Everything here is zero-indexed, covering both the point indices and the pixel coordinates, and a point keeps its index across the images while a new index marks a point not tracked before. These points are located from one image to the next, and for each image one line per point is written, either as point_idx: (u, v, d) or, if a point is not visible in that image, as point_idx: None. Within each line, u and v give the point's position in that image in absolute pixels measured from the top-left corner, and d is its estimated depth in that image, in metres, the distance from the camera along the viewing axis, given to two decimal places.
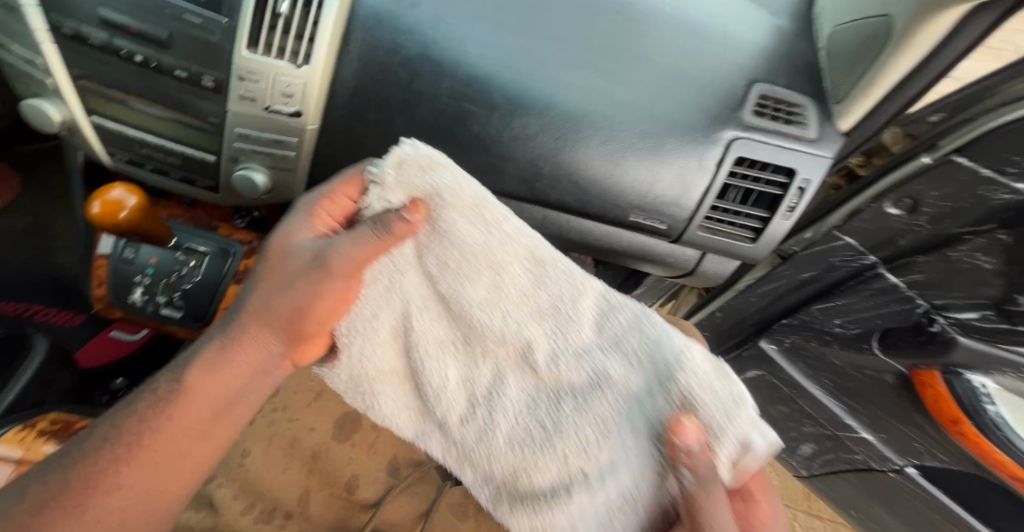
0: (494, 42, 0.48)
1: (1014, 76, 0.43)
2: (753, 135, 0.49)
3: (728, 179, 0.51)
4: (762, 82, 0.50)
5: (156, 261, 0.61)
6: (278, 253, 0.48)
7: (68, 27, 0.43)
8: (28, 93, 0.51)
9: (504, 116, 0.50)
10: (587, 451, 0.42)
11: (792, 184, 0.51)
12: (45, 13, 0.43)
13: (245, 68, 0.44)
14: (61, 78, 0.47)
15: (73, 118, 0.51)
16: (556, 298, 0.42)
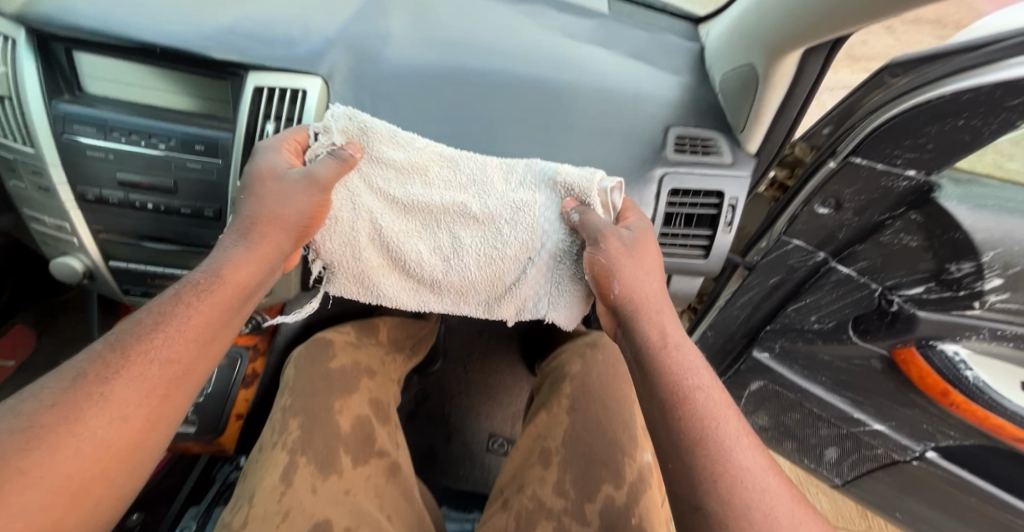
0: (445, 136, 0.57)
1: (872, 89, 0.53)
2: (679, 168, 0.58)
3: (668, 208, 0.59)
4: (676, 126, 0.59)
5: None
6: (268, 181, 0.47)
7: (92, 195, 0.52)
8: (54, 254, 0.58)
9: None
10: (526, 267, 0.58)
11: (725, 203, 0.58)
12: (72, 187, 0.51)
13: None
14: (86, 236, 0.55)
15: (94, 266, 0.57)
16: (464, 171, 0.56)
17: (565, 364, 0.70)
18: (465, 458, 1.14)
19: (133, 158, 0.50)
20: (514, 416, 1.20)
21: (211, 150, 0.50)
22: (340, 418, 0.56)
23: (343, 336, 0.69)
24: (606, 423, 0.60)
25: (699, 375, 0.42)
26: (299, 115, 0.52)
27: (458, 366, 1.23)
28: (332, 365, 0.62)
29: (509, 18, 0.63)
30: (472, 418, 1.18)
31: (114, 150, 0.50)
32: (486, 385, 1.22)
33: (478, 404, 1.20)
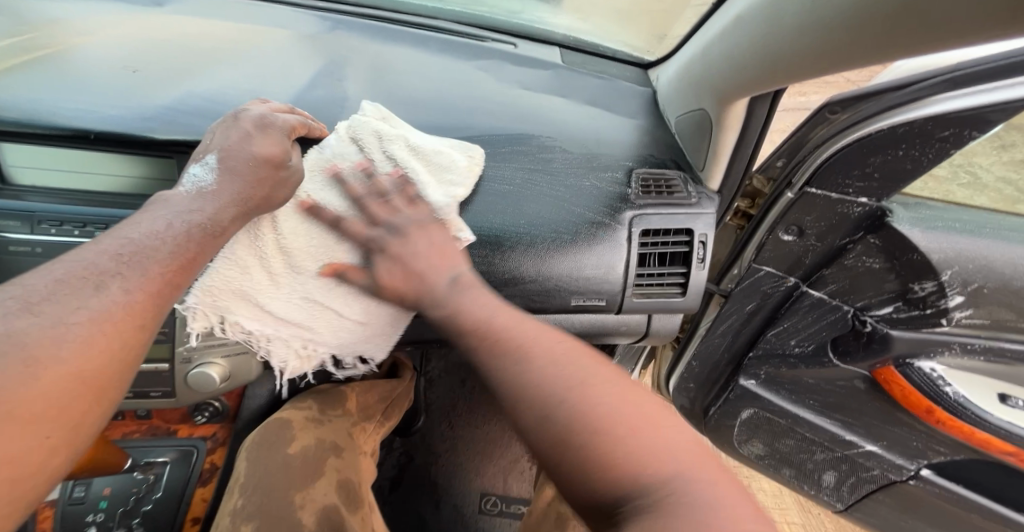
0: None
1: (814, 126, 0.54)
2: (645, 211, 0.57)
3: (641, 250, 0.58)
4: (638, 167, 0.59)
5: (111, 490, 0.62)
6: (274, 149, 0.46)
7: None
8: None
9: None
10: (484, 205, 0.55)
11: (695, 240, 0.57)
12: None
13: None
14: None
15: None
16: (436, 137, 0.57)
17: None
18: (457, 522, 1.07)
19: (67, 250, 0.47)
20: (504, 469, 1.16)
21: None
22: (301, 512, 0.54)
23: (303, 414, 0.67)
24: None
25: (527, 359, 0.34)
26: None
27: (442, 421, 1.21)
28: (291, 450, 0.61)
29: (465, 75, 0.63)
30: (460, 476, 1.13)
31: (41, 243, 0.46)
32: (475, 439, 1.19)
33: (465, 460, 1.16)
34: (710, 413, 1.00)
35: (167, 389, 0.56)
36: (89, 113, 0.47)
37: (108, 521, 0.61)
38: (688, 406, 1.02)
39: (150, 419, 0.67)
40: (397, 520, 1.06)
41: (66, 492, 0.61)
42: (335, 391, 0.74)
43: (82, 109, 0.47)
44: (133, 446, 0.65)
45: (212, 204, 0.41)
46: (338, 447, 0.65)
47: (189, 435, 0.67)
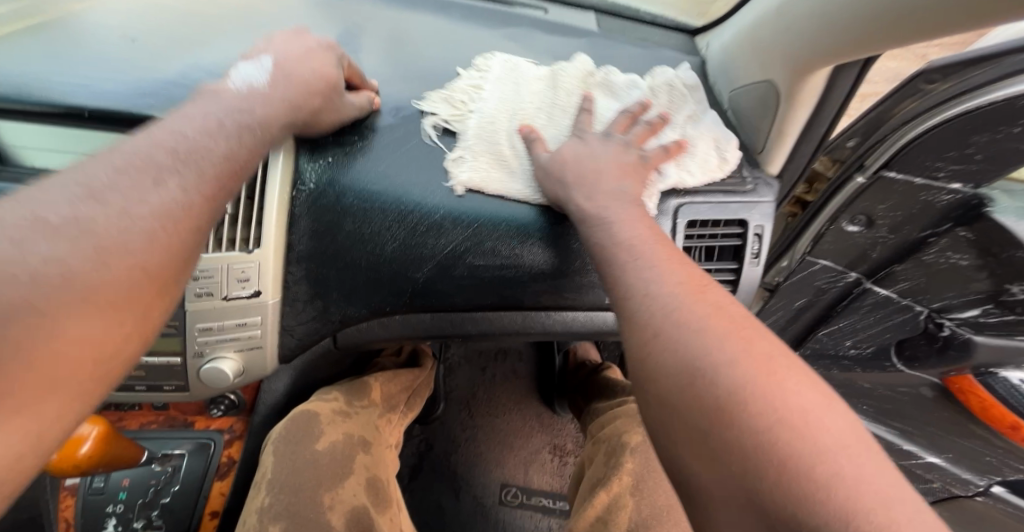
0: (419, 170, 0.51)
1: None
2: (695, 198, 0.50)
3: (687, 242, 0.51)
4: (687, 148, 0.52)
5: (129, 482, 0.60)
6: (329, 69, 0.44)
7: None
8: None
9: (451, 232, 0.51)
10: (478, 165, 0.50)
11: (749, 233, 0.51)
12: None
13: (199, 268, 0.46)
14: None
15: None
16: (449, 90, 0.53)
17: (622, 431, 0.60)
18: (478, 513, 1.05)
19: None
20: (527, 460, 1.12)
21: None
22: (331, 514, 0.50)
23: (331, 405, 0.61)
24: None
25: (722, 353, 0.31)
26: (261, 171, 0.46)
27: (462, 409, 1.17)
28: (319, 447, 0.56)
29: (490, 45, 0.58)
30: (481, 466, 1.10)
31: None
32: (495, 429, 1.15)
33: (485, 450, 1.12)
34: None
35: (180, 383, 0.53)
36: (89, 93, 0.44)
37: (127, 513, 0.60)
38: None
39: (167, 410, 0.64)
40: (417, 511, 1.04)
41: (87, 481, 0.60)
42: (358, 383, 0.68)
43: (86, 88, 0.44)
44: (149, 437, 0.63)
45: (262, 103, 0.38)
46: (367, 442, 0.60)
47: (204, 427, 0.64)
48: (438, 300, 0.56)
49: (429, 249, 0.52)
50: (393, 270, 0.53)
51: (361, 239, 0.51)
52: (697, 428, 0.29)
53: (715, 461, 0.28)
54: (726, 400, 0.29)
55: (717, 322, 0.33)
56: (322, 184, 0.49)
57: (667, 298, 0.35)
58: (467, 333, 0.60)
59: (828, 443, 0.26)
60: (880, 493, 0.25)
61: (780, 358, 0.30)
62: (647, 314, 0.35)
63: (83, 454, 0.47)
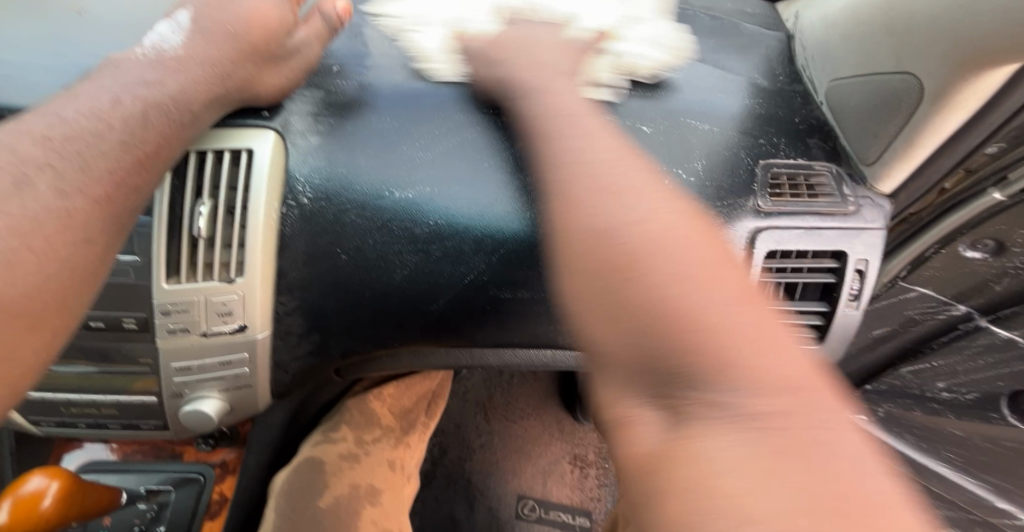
0: (428, 176, 0.42)
1: None
2: (779, 222, 0.42)
3: (764, 277, 0.43)
4: (774, 159, 0.43)
5: (112, 519, 0.52)
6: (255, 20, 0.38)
7: None
8: None
9: (468, 256, 0.43)
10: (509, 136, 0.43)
11: (847, 268, 0.43)
12: None
13: (171, 302, 0.37)
14: None
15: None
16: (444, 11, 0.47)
17: None
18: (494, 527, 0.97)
19: None
20: (545, 471, 1.04)
21: (125, 242, 0.36)
22: None
23: (338, 448, 0.59)
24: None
25: (687, 257, 0.23)
26: (243, 183, 0.37)
27: (477, 412, 1.09)
28: (322, 504, 0.53)
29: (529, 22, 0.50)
30: (497, 475, 1.02)
31: None
32: (511, 436, 1.07)
33: (503, 458, 1.04)
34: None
35: (160, 423, 0.45)
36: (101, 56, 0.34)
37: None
38: None
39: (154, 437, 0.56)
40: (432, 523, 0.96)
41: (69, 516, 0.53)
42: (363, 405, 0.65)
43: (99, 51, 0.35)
44: (133, 469, 0.54)
45: (177, 78, 0.33)
46: (374, 491, 0.58)
47: (196, 458, 0.56)
48: (455, 337, 0.48)
49: (448, 276, 0.44)
50: (405, 300, 0.44)
51: (367, 263, 0.43)
52: (694, 258, 0.24)
53: (614, 317, 0.22)
54: (627, 258, 0.23)
55: (698, 243, 0.24)
56: (319, 199, 0.40)
57: (655, 216, 0.25)
58: (487, 364, 0.51)
59: (719, 332, 0.20)
60: (799, 390, 0.18)
61: (716, 263, 0.23)
62: (617, 232, 0.25)
63: (46, 510, 0.37)
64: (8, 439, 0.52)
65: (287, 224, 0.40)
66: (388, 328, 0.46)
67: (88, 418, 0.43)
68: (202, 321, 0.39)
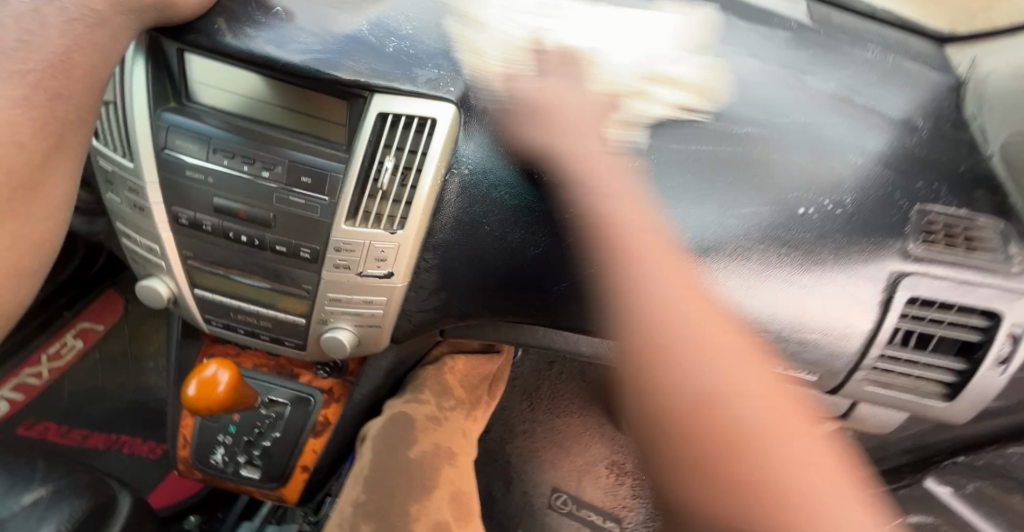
0: None
1: None
2: (929, 268, 0.40)
3: (899, 322, 0.42)
4: (928, 204, 0.42)
5: (238, 419, 0.60)
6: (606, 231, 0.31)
7: (186, 217, 0.43)
8: (140, 271, 0.49)
9: None
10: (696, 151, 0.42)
11: (995, 330, 0.40)
12: (165, 206, 0.42)
13: (343, 240, 0.43)
14: (174, 261, 0.46)
15: (179, 292, 0.48)
16: None
17: None
18: (525, 511, 0.98)
19: (231, 183, 0.40)
20: (582, 470, 1.03)
21: (318, 183, 0.40)
22: (415, 524, 0.50)
23: (424, 409, 0.63)
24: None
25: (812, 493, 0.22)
26: (423, 147, 0.40)
27: (523, 399, 1.11)
28: (410, 454, 0.57)
29: None
30: (536, 463, 1.04)
31: (215, 173, 0.40)
32: (553, 428, 1.08)
33: (543, 449, 1.05)
34: None
35: (301, 342, 0.52)
36: (314, 71, 0.36)
37: (233, 447, 0.60)
38: None
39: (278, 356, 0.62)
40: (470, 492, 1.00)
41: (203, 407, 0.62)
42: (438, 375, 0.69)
43: (302, 54, 0.37)
44: (259, 381, 0.61)
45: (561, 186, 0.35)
46: (452, 454, 0.60)
47: (308, 383, 0.61)
48: (562, 318, 0.52)
49: (572, 265, 0.47)
50: (529, 274, 0.49)
51: (508, 234, 0.46)
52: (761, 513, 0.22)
53: None
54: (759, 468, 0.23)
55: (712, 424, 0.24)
56: (476, 172, 0.43)
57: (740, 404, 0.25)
58: (577, 350, 0.57)
59: None
60: None
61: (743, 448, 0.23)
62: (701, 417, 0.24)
63: (221, 393, 0.43)
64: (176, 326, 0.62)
65: (458, 197, 0.44)
66: (502, 297, 0.51)
67: (246, 324, 0.51)
68: (362, 263, 0.44)
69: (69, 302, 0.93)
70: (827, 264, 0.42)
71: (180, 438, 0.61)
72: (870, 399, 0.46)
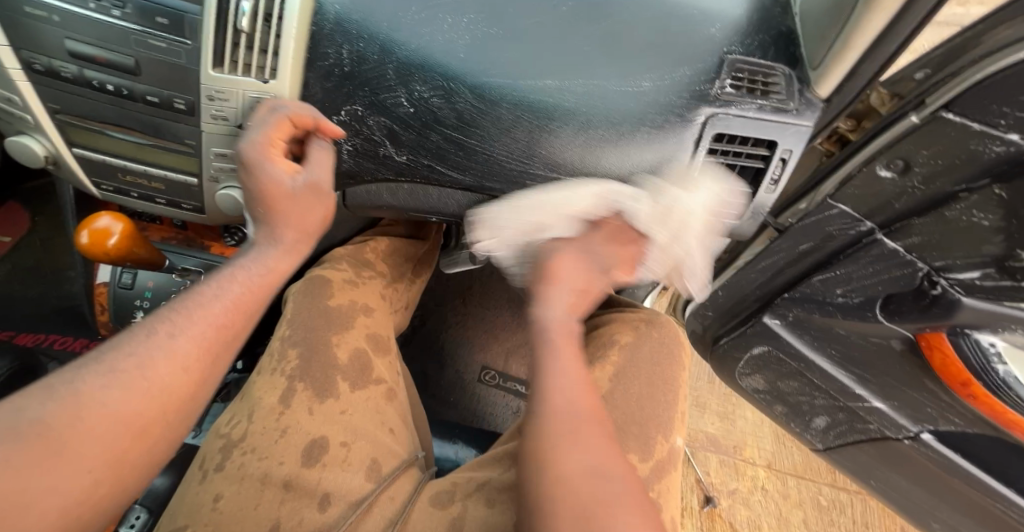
0: (450, 33, 0.48)
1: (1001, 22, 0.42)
2: (730, 110, 0.49)
3: (708, 157, 0.51)
4: (735, 54, 0.49)
5: (153, 285, 0.63)
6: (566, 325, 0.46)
7: (41, 64, 0.43)
8: (12, 132, 0.51)
9: (495, 126, 0.51)
10: (536, 88, 0.49)
11: (774, 155, 0.50)
12: (16, 52, 0.42)
13: (215, 89, 0.44)
14: (41, 117, 0.48)
15: (56, 152, 0.51)
16: None
17: (614, 329, 0.67)
18: (456, 385, 1.08)
19: (84, 24, 0.40)
20: (509, 350, 1.11)
21: (177, 28, 0.41)
22: (336, 349, 0.57)
23: (341, 275, 0.67)
24: (647, 403, 0.57)
25: (582, 470, 0.35)
26: None
27: (456, 297, 1.15)
28: (334, 301, 0.62)
29: None
30: (466, 345, 1.11)
31: (61, 12, 0.40)
32: (483, 317, 1.14)
33: (472, 332, 1.12)
34: (721, 344, 0.90)
35: (197, 205, 0.55)
36: None
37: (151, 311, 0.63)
38: (697, 331, 0.93)
39: (186, 230, 0.65)
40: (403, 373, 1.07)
41: (117, 276, 0.64)
42: (358, 251, 0.73)
43: None
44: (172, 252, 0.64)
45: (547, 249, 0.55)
46: (370, 308, 0.65)
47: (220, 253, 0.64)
48: (449, 175, 0.55)
49: (448, 123, 0.51)
50: (411, 134, 0.52)
51: (380, 87, 0.49)
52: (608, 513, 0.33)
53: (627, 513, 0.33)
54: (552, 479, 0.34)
55: (583, 427, 0.37)
56: (338, 21, 0.45)
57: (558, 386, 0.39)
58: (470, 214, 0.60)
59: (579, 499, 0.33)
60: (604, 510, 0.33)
61: (583, 431, 0.37)
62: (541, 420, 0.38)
63: (115, 244, 0.50)
64: (69, 198, 0.62)
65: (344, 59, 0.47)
66: (387, 155, 0.54)
67: (137, 188, 0.54)
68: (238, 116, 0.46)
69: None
70: (654, 119, 0.50)
71: (98, 307, 0.64)
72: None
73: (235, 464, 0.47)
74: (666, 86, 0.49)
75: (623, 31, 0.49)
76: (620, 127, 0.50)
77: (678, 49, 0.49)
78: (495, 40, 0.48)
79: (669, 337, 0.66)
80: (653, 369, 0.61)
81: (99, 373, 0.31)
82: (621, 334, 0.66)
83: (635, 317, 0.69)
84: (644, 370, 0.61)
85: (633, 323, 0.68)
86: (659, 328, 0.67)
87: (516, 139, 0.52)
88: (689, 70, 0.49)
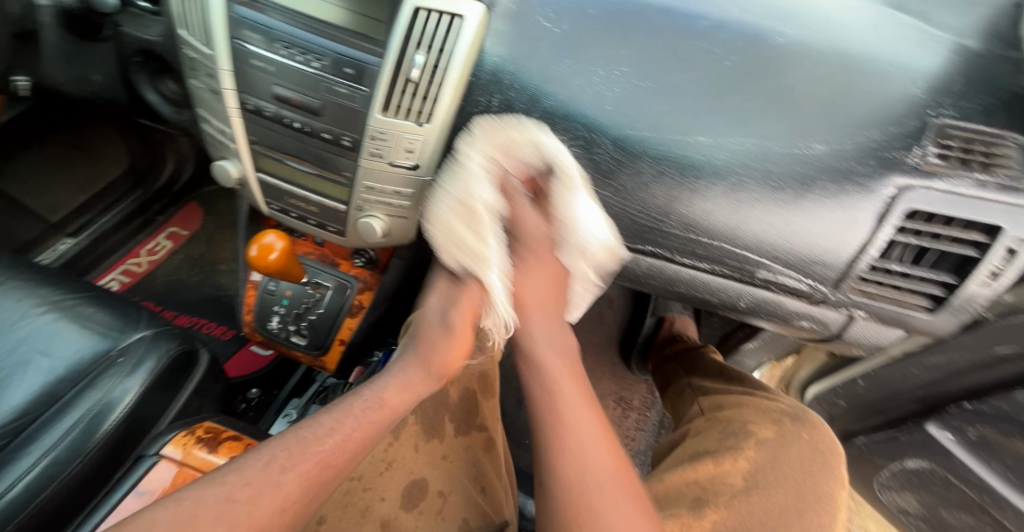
0: (600, 83, 0.46)
1: None
2: (936, 183, 0.41)
3: (896, 235, 0.44)
4: (945, 117, 0.41)
5: (291, 294, 0.70)
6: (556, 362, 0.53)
7: (251, 104, 0.51)
8: (219, 156, 0.61)
9: (641, 182, 0.50)
10: (694, 144, 0.46)
11: (994, 245, 0.41)
12: (238, 95, 0.50)
13: (379, 129, 0.48)
14: (242, 145, 0.56)
15: (245, 174, 0.59)
16: None
17: (749, 420, 0.60)
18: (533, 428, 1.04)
19: (290, 73, 0.47)
20: None
21: (361, 78, 0.45)
22: (449, 386, 0.58)
23: None
24: (792, 518, 0.50)
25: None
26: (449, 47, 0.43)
27: None
28: None
29: None
30: None
31: (275, 62, 0.46)
32: None
33: None
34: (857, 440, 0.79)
35: (341, 228, 0.61)
36: None
37: (285, 317, 0.71)
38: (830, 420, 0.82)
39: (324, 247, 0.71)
40: None
41: (265, 283, 0.72)
42: None
43: None
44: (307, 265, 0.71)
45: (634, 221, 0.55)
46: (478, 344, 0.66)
47: (346, 271, 0.70)
48: None
49: (590, 175, 0.51)
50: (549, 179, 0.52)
51: None
52: None
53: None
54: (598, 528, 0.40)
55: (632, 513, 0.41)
56: (494, 74, 0.47)
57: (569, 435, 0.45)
58: (595, 265, 0.59)
59: None
60: None
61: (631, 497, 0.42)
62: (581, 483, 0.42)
63: (273, 260, 0.56)
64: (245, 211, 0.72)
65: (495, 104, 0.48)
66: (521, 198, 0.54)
67: (298, 210, 0.61)
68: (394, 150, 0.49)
69: (161, 210, 1.16)
70: (824, 186, 0.45)
71: (245, 307, 0.73)
72: (864, 310, 0.51)
73: (342, 488, 0.48)
74: (842, 149, 0.43)
75: (798, 87, 0.43)
76: (785, 192, 0.46)
77: (865, 110, 0.43)
78: (647, 94, 0.45)
79: (820, 442, 0.58)
80: (802, 479, 0.53)
81: (216, 499, 0.33)
82: (760, 430, 0.58)
83: (777, 411, 0.61)
84: (793, 480, 0.53)
85: (774, 417, 0.60)
86: (808, 429, 0.59)
87: (664, 194, 0.50)
88: (877, 133, 0.43)
